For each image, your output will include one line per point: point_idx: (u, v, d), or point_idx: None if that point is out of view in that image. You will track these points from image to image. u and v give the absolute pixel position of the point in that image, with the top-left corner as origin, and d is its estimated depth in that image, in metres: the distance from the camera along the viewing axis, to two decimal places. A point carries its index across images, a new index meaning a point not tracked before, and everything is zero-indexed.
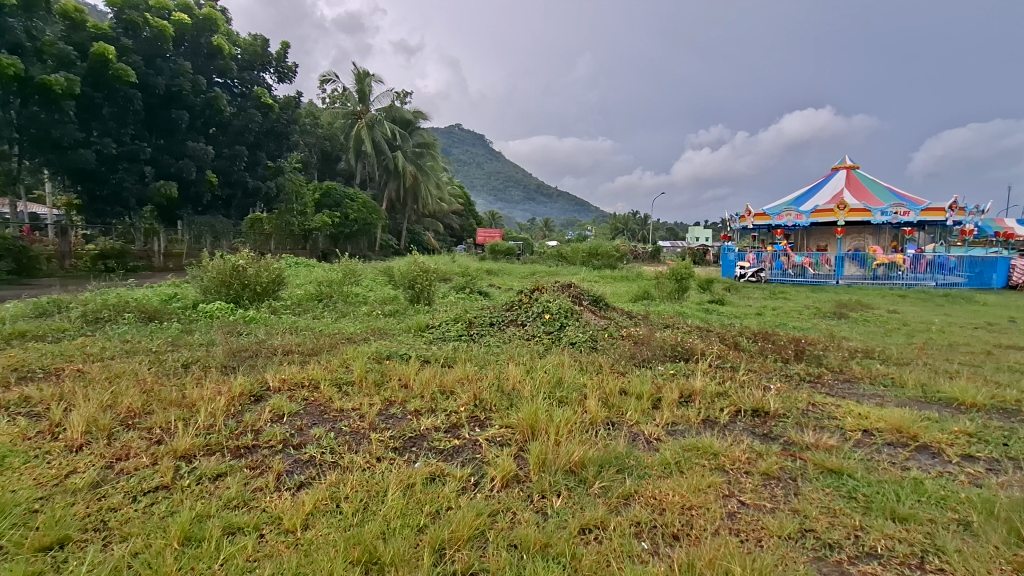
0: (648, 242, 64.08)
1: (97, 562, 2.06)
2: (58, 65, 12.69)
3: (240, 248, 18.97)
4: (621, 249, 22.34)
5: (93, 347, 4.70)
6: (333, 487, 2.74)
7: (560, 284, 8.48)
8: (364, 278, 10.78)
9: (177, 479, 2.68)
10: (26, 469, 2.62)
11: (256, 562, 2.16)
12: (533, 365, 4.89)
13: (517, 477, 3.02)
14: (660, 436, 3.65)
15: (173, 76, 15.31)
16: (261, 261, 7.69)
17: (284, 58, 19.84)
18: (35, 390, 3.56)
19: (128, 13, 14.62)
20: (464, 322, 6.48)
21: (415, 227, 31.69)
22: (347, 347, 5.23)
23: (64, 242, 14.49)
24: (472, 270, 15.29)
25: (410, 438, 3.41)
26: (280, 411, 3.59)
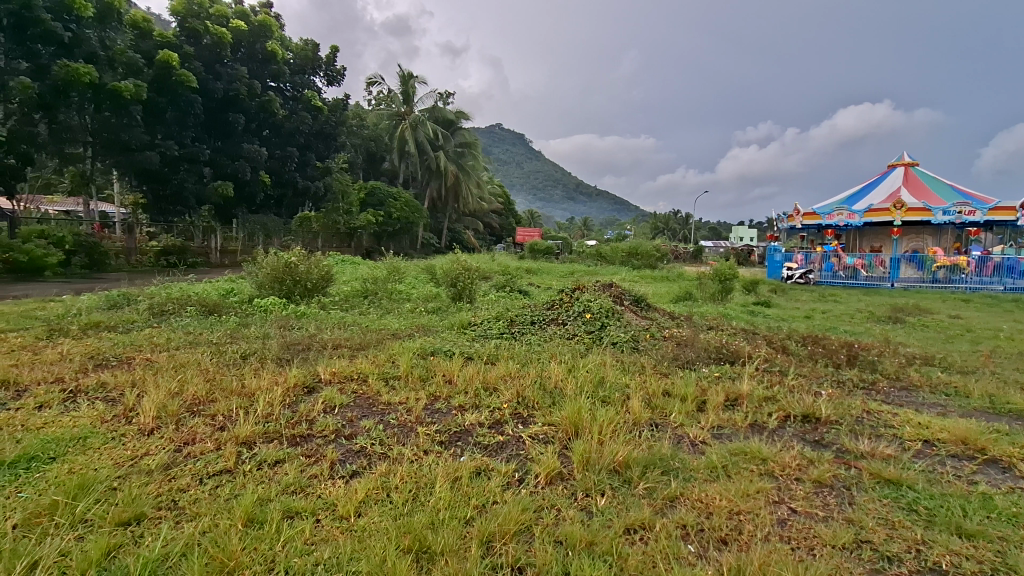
0: (689, 242, 62.75)
1: (170, 538, 2.21)
2: (128, 71, 13.58)
3: (290, 246, 19.61)
4: (661, 249, 21.97)
5: (160, 337, 5.00)
6: (384, 476, 2.83)
7: (602, 284, 8.39)
8: (406, 275, 11.01)
9: (240, 464, 2.83)
10: (106, 449, 2.83)
11: (314, 545, 2.26)
12: (575, 364, 4.89)
13: (562, 475, 3.03)
14: (706, 439, 3.58)
15: (231, 81, 16.16)
16: (312, 259, 7.98)
17: (333, 61, 20.51)
18: (111, 376, 3.84)
19: (190, 21, 15.50)
20: (505, 320, 6.53)
21: (455, 226, 32.08)
22: (393, 342, 5.37)
23: (129, 239, 15.39)
24: (512, 269, 15.35)
25: (455, 433, 3.48)
26: (332, 402, 3.74)
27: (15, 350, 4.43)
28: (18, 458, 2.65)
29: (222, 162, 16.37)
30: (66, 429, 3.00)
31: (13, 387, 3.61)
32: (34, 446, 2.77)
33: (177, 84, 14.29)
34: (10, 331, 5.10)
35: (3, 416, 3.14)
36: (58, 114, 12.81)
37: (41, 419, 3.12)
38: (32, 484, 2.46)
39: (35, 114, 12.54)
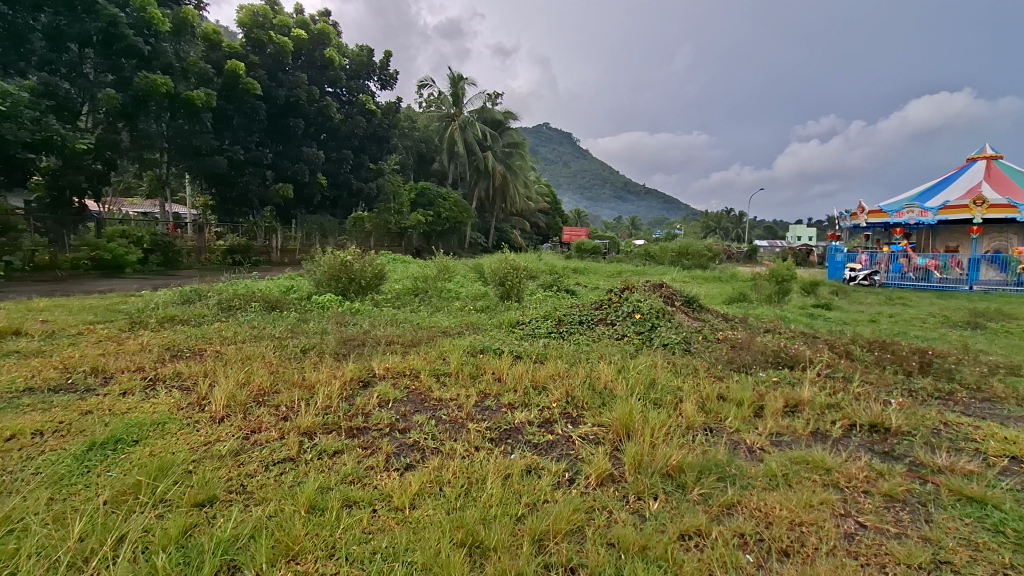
0: (743, 242, 60.51)
1: (240, 520, 2.33)
2: (199, 81, 14.55)
3: (345, 246, 20.26)
4: (713, 249, 21.30)
5: (228, 331, 5.30)
6: (436, 471, 2.88)
7: (652, 284, 8.23)
8: (455, 274, 11.19)
9: (302, 453, 2.96)
10: (182, 434, 3.03)
11: (371, 534, 2.34)
12: (625, 365, 4.81)
13: (613, 477, 3.00)
14: (764, 446, 3.44)
15: (292, 87, 16.99)
16: (366, 257, 8.23)
17: (386, 65, 21.10)
18: (185, 366, 4.11)
19: (256, 31, 16.36)
20: (553, 319, 6.52)
21: (502, 225, 32.27)
22: (444, 339, 5.46)
23: (199, 238, 16.22)
24: (560, 268, 15.27)
25: (506, 430, 3.50)
26: (386, 396, 3.85)
27: (103, 341, 4.82)
28: (106, 440, 2.88)
29: (283, 165, 17.28)
30: (147, 414, 3.24)
31: (102, 374, 3.93)
32: (120, 429, 3.01)
33: (243, 92, 15.24)
34: (97, 323, 5.55)
35: (93, 400, 3.42)
36: (138, 123, 13.84)
37: (126, 404, 3.38)
38: (119, 464, 2.67)
39: (118, 122, 13.61)
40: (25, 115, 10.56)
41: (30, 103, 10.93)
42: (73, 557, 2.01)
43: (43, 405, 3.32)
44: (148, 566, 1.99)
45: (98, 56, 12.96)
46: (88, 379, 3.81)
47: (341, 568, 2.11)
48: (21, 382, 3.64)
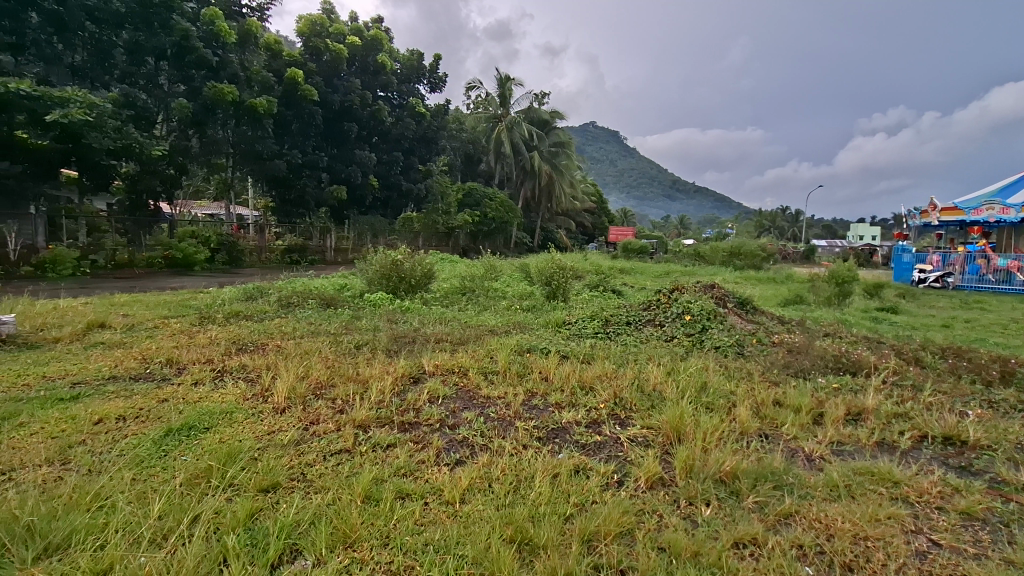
0: (799, 242, 57.87)
1: (301, 506, 2.45)
2: (262, 89, 15.35)
3: (395, 245, 20.73)
4: (767, 249, 20.47)
5: (287, 327, 5.57)
6: (485, 467, 2.92)
7: (702, 285, 8.02)
8: (502, 273, 11.26)
9: (357, 445, 3.07)
10: (248, 423, 3.21)
11: (423, 526, 2.40)
12: (674, 367, 4.72)
13: (663, 480, 2.95)
14: (825, 455, 3.29)
15: (346, 93, 17.66)
16: (415, 257, 8.42)
17: (436, 68, 21.52)
18: (250, 360, 4.35)
19: (313, 40, 17.09)
20: (600, 319, 6.46)
21: (548, 225, 32.21)
22: (491, 338, 5.51)
23: (261, 238, 17.03)
24: (606, 269, 15.11)
25: (554, 429, 3.51)
26: (436, 393, 3.94)
27: (176, 333, 5.17)
28: (181, 426, 3.09)
29: (337, 168, 17.99)
30: (216, 403, 3.45)
31: (175, 365, 4.21)
32: (193, 416, 3.22)
33: (301, 98, 15.97)
34: (170, 317, 5.94)
35: (169, 389, 3.68)
36: (207, 130, 14.74)
37: (197, 394, 3.61)
38: (192, 449, 2.86)
39: (189, 130, 14.54)
40: (108, 125, 11.46)
41: (113, 113, 11.85)
42: (154, 534, 2.17)
43: (126, 392, 3.60)
44: (220, 547, 2.12)
45: (172, 68, 13.89)
46: (163, 369, 4.10)
47: (396, 558, 2.18)
48: (106, 371, 3.96)
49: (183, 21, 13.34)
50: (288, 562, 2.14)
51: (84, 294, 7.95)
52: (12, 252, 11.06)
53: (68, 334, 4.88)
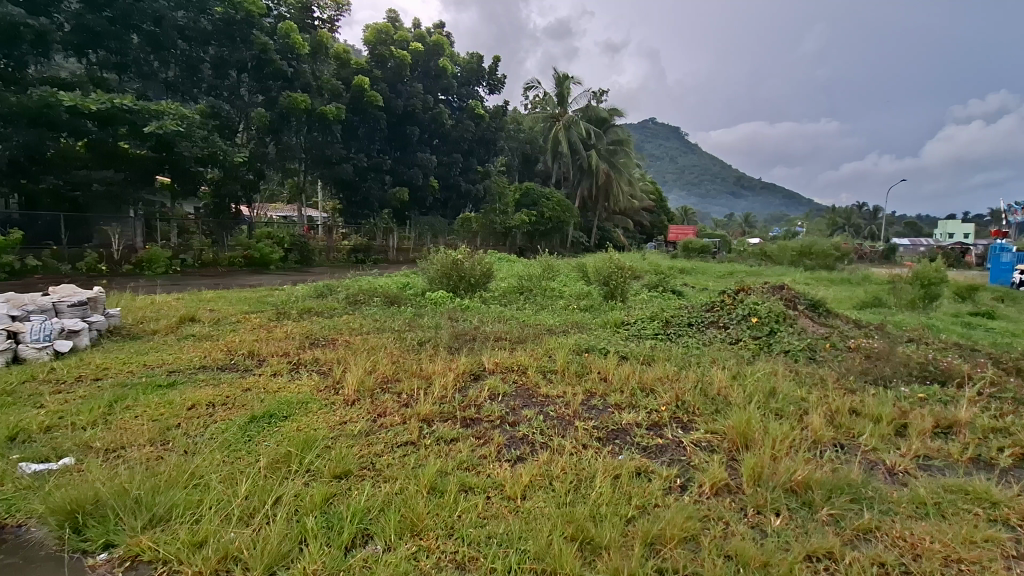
0: (878, 240, 53.94)
1: (371, 494, 2.57)
2: (331, 97, 16.14)
3: (454, 245, 21.10)
4: (842, 248, 19.25)
5: (355, 323, 5.84)
6: (546, 465, 2.94)
7: (769, 285, 7.66)
8: (559, 273, 11.26)
9: (422, 438, 3.19)
10: (321, 413, 3.41)
11: (487, 519, 2.46)
12: (740, 371, 4.54)
13: (729, 487, 2.85)
14: (910, 470, 3.06)
15: (409, 97, 18.26)
16: (475, 256, 8.56)
17: (495, 70, 21.79)
18: (322, 354, 4.60)
19: (379, 48, 17.77)
20: (661, 320, 6.32)
21: (605, 224, 31.77)
22: (550, 337, 5.53)
23: (329, 239, 17.77)
24: (665, 268, 14.74)
25: (613, 431, 3.48)
26: (496, 390, 4.01)
27: (256, 328, 5.55)
28: (263, 414, 3.33)
29: (400, 170, 18.62)
30: (293, 394, 3.69)
31: (256, 357, 4.52)
32: (273, 405, 3.45)
33: (367, 104, 16.67)
34: (251, 313, 6.36)
35: (251, 379, 3.97)
36: (282, 136, 15.67)
37: (276, 384, 3.87)
38: (273, 435, 3.07)
39: (266, 137, 15.52)
40: (196, 134, 12.45)
41: (201, 123, 12.86)
42: (242, 511, 2.36)
43: (214, 380, 3.92)
44: (300, 527, 2.28)
45: (251, 79, 14.90)
46: (246, 360, 4.41)
47: (460, 549, 2.25)
48: (197, 360, 4.32)
49: (262, 35, 14.26)
50: (360, 545, 2.26)
51: (177, 290, 8.69)
52: (115, 252, 12.25)
53: (165, 326, 5.35)
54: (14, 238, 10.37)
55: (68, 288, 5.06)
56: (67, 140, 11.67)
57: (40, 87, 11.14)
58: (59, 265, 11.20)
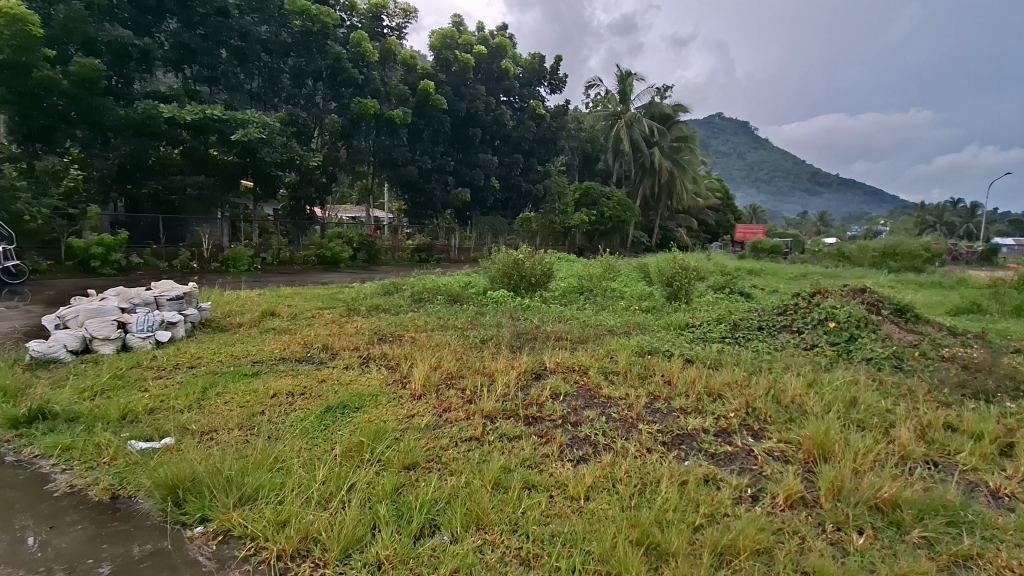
0: (974, 240, 49.16)
1: (438, 485, 2.65)
2: (399, 101, 16.70)
3: (514, 245, 21.23)
4: (932, 249, 17.75)
5: (420, 320, 6.03)
6: (609, 467, 2.92)
7: (849, 288, 7.18)
8: (619, 273, 11.09)
9: (485, 434, 3.25)
10: (390, 406, 3.55)
11: (550, 518, 2.47)
12: (816, 379, 4.28)
13: (805, 500, 2.69)
14: (1017, 494, 2.77)
15: (472, 100, 18.65)
16: (535, 256, 8.59)
17: (556, 70, 21.76)
18: (389, 349, 4.78)
19: (444, 52, 18.23)
20: (728, 323, 6.07)
21: (667, 223, 30.88)
22: (611, 338, 5.47)
23: (395, 238, 18.22)
24: (732, 269, 14.17)
25: (679, 435, 3.39)
26: (557, 389, 4.00)
27: (328, 323, 5.84)
28: (337, 405, 3.51)
29: (462, 171, 19.09)
30: (364, 386, 3.86)
31: (329, 351, 4.77)
32: (346, 397, 3.63)
33: (432, 107, 17.15)
34: (324, 308, 6.72)
35: (326, 371, 4.20)
36: (353, 141, 16.43)
37: (349, 376, 4.07)
38: (346, 425, 3.23)
39: (338, 142, 16.31)
40: (276, 141, 13.30)
41: (280, 130, 13.73)
42: (320, 495, 2.50)
43: (293, 371, 4.18)
44: (372, 513, 2.39)
45: (326, 87, 15.69)
46: (320, 353, 4.67)
47: (524, 545, 2.27)
48: (278, 352, 4.61)
49: (337, 45, 14.95)
50: (428, 535, 2.34)
51: (258, 287, 9.33)
52: (206, 250, 13.30)
53: (248, 320, 5.76)
54: (121, 238, 11.44)
55: (167, 283, 5.54)
56: (165, 148, 12.80)
57: (144, 101, 12.32)
58: (158, 263, 12.29)
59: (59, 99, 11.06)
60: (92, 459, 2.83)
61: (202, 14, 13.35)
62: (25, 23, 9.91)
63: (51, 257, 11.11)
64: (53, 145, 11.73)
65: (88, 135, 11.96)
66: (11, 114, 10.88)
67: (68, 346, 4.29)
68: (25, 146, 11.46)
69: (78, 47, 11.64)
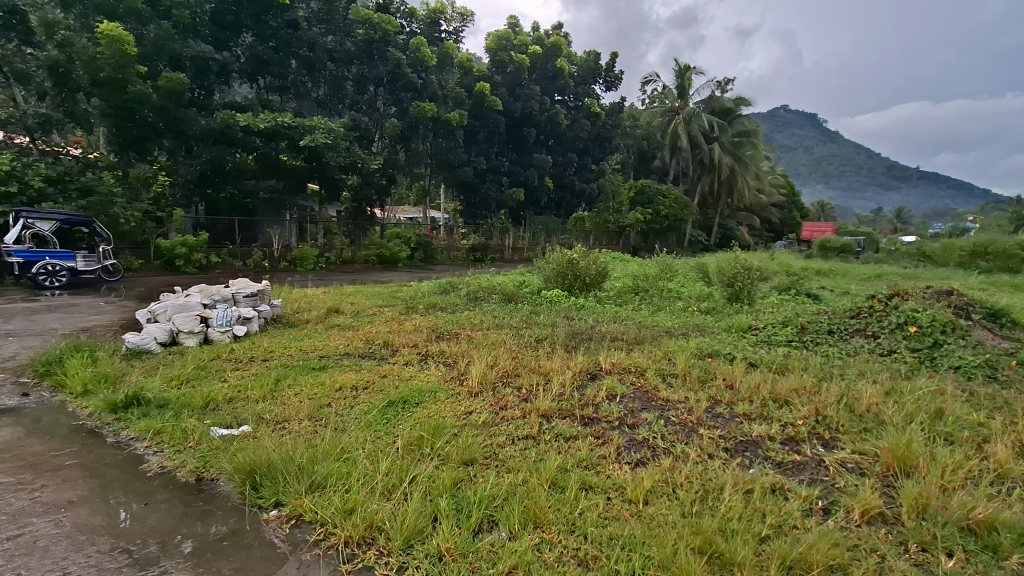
0: None
1: (495, 482, 2.69)
2: (455, 104, 17.03)
3: (567, 244, 21.09)
4: None
5: (476, 319, 6.12)
6: (668, 471, 2.85)
7: (933, 290, 6.64)
8: (677, 273, 10.77)
9: (541, 433, 3.26)
10: (448, 402, 3.64)
11: (607, 520, 2.44)
12: (896, 388, 3.99)
13: (884, 517, 2.53)
14: None
15: (526, 100, 18.80)
16: (590, 256, 8.50)
17: (612, 67, 21.48)
18: (446, 347, 4.88)
19: (499, 53, 18.41)
20: (795, 326, 5.78)
21: (727, 222, 29.68)
22: (668, 339, 5.34)
23: (450, 238, 18.53)
24: (799, 269, 13.45)
25: (743, 442, 3.25)
26: (613, 391, 3.95)
27: (388, 320, 6.03)
28: (398, 400, 3.63)
29: (517, 171, 19.33)
30: (423, 382, 3.97)
31: (390, 347, 4.93)
32: (406, 392, 3.74)
33: (488, 109, 17.38)
34: (384, 306, 6.95)
35: (387, 367, 4.35)
36: (411, 144, 16.90)
37: (408, 372, 4.20)
38: (407, 420, 3.33)
39: (397, 146, 16.83)
40: (341, 145, 13.90)
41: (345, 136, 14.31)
42: (384, 486, 2.59)
43: (357, 366, 4.36)
44: (433, 506, 2.45)
45: (386, 93, 16.21)
46: (382, 350, 4.84)
47: (582, 546, 2.26)
48: (342, 348, 4.82)
49: (397, 51, 15.42)
50: (487, 530, 2.38)
51: (323, 285, 9.77)
52: (276, 250, 14.07)
53: (315, 316, 6.06)
54: (202, 238, 12.38)
55: (243, 281, 5.90)
56: (241, 155, 13.64)
57: (222, 111, 13.23)
58: (234, 262, 13.16)
59: (150, 112, 12.09)
60: (179, 442, 3.08)
61: (275, 27, 14.18)
62: (122, 43, 10.95)
63: (142, 256, 12.08)
64: (144, 154, 12.82)
65: (174, 144, 12.98)
66: (110, 126, 11.99)
67: (158, 338, 4.66)
68: (120, 155, 12.59)
69: (167, 63, 12.66)
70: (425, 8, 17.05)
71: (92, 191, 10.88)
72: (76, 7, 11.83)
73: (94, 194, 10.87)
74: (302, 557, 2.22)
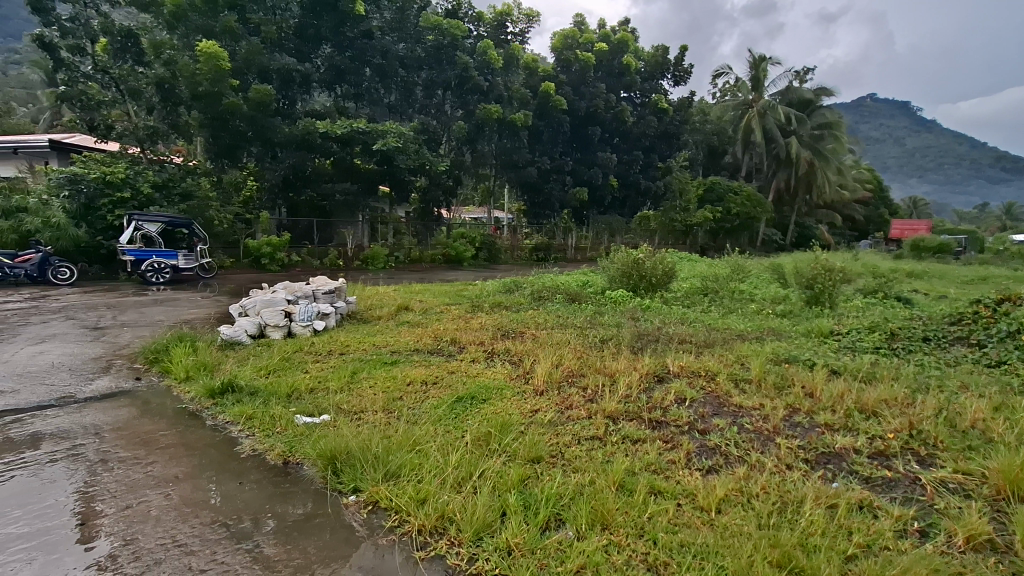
0: None
1: (561, 481, 2.69)
2: (520, 104, 17.20)
3: (631, 244, 20.69)
4: None
5: (541, 318, 6.14)
6: (742, 480, 2.73)
7: None
8: (749, 274, 10.26)
9: (608, 434, 3.23)
10: (514, 399, 3.68)
11: (678, 526, 2.38)
12: (1006, 404, 3.61)
13: (993, 544, 2.30)
14: None
15: (592, 98, 18.60)
16: (657, 255, 8.30)
17: (681, 60, 20.81)
18: (512, 345, 4.93)
19: (565, 53, 18.39)
20: (883, 332, 5.36)
21: (805, 220, 27.90)
22: (741, 343, 5.12)
23: (513, 238, 18.69)
24: (887, 271, 12.43)
25: (825, 454, 3.06)
26: (682, 394, 3.84)
27: (455, 318, 6.19)
28: (466, 395, 3.72)
29: (581, 170, 19.19)
30: (490, 380, 4.04)
31: (457, 345, 5.05)
32: (473, 388, 3.83)
33: (553, 108, 17.40)
34: (451, 304, 7.13)
35: (454, 363, 4.46)
36: (477, 146, 17.22)
37: (475, 369, 4.29)
38: (474, 416, 3.41)
39: (463, 147, 17.19)
40: (410, 148, 14.39)
41: (414, 139, 14.76)
42: (454, 478, 2.67)
43: (426, 362, 4.50)
44: (502, 501, 2.50)
45: (453, 96, 16.60)
46: (449, 347, 4.96)
47: (651, 551, 2.22)
48: (412, 344, 5.00)
49: (464, 55, 15.76)
50: (554, 528, 2.39)
51: (391, 283, 10.14)
52: (349, 250, 14.81)
53: (386, 313, 6.32)
54: (284, 239, 13.29)
55: (321, 278, 6.27)
56: (320, 160, 14.38)
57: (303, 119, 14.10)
58: (312, 261, 14.00)
59: (241, 122, 13.08)
60: (268, 427, 3.31)
61: (352, 37, 14.92)
62: (218, 59, 12.00)
63: (232, 255, 13.07)
64: (235, 161, 13.87)
65: (261, 150, 13.95)
66: (207, 136, 13.11)
67: (248, 331, 5.03)
68: (216, 162, 13.73)
69: (255, 76, 13.66)
70: (492, 11, 17.31)
71: (191, 196, 11.91)
72: (180, 28, 13.01)
73: (192, 199, 11.92)
74: (379, 540, 2.34)
